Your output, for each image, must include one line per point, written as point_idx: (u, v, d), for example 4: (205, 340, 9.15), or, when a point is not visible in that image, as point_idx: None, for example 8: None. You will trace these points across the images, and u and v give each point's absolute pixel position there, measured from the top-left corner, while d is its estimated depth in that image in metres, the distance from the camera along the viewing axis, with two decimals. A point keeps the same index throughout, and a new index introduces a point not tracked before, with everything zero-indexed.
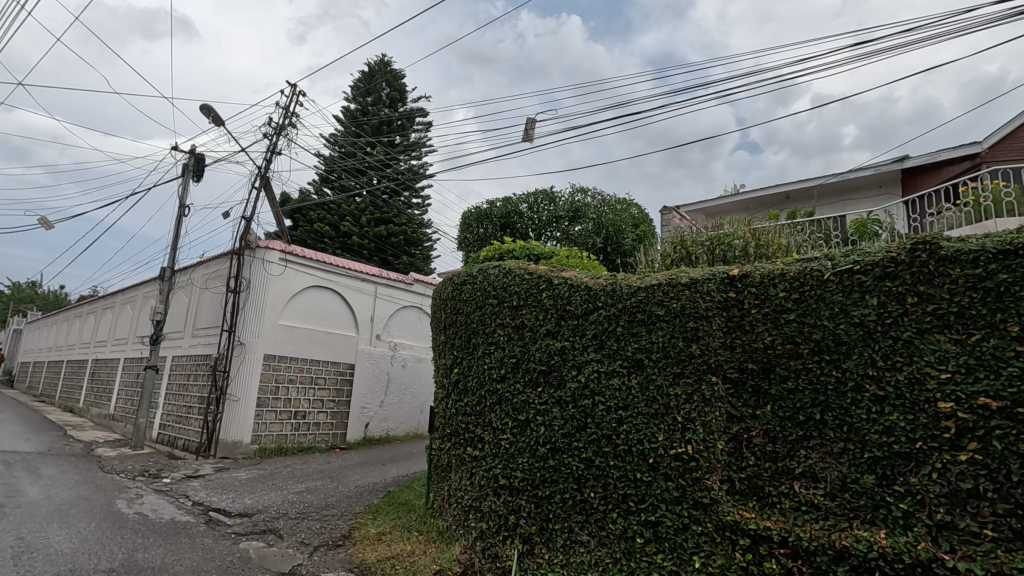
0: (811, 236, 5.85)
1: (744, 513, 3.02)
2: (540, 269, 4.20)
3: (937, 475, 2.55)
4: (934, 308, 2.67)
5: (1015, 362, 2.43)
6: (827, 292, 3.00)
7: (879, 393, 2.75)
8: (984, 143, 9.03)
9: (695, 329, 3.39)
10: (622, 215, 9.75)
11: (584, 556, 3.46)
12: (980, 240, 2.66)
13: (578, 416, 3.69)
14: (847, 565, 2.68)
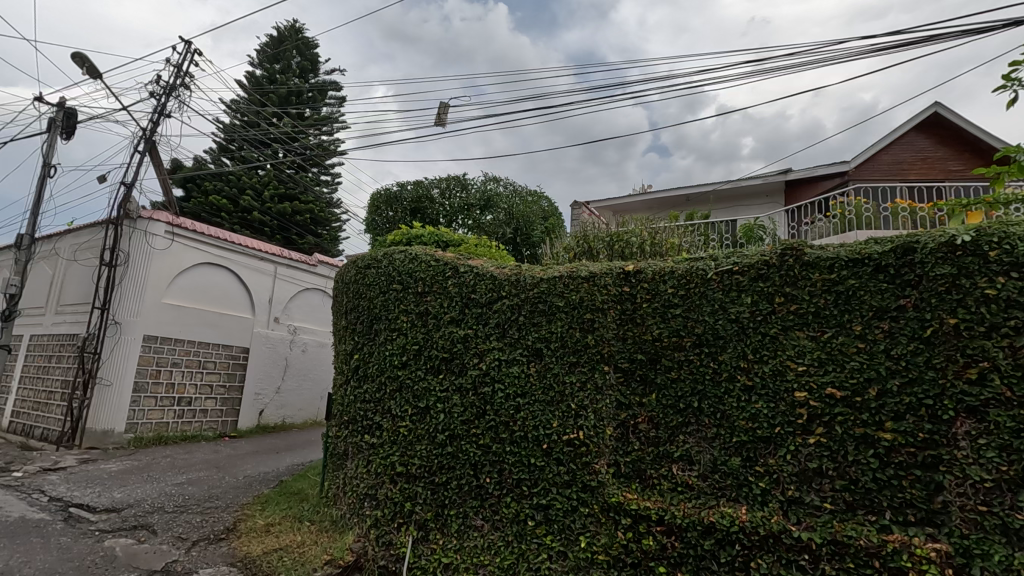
0: (703, 239, 6.29)
1: (627, 494, 3.22)
2: (447, 257, 4.17)
3: (790, 456, 2.86)
4: (796, 308, 2.98)
5: (856, 356, 2.76)
6: (709, 290, 3.26)
7: (748, 383, 3.03)
8: (852, 162, 10.11)
9: (592, 320, 3.55)
10: (532, 208, 10.07)
11: (478, 540, 3.53)
12: (836, 248, 2.98)
13: (477, 403, 3.73)
14: (712, 539, 2.93)
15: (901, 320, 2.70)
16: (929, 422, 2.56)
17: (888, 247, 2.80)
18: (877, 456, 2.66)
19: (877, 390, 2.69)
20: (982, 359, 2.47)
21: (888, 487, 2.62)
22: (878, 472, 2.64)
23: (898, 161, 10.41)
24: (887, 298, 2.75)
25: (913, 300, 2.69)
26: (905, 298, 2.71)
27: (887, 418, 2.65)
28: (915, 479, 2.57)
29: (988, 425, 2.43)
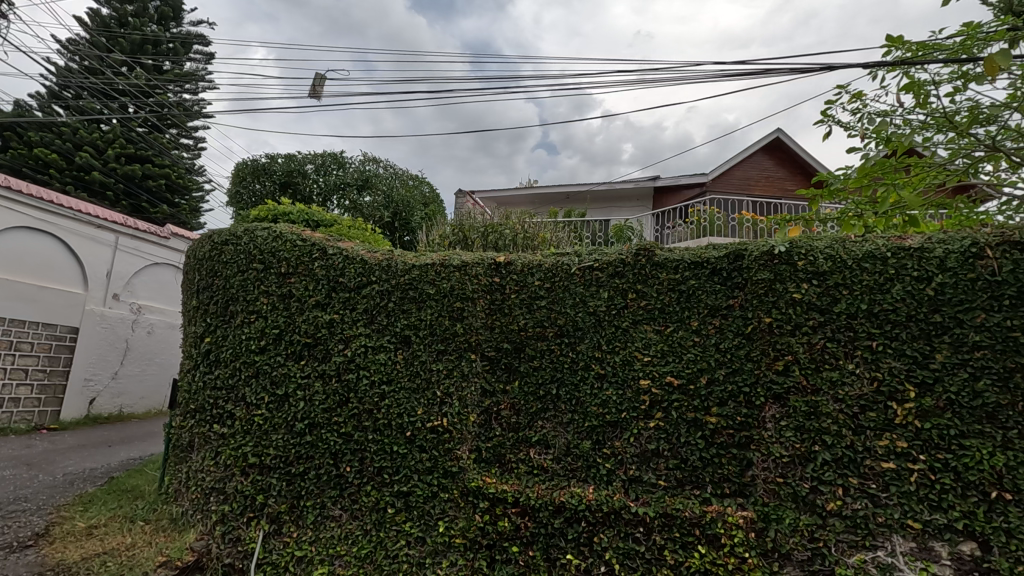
0: (574, 236, 6.61)
1: (486, 479, 3.32)
2: (315, 237, 3.95)
3: (633, 438, 3.13)
4: (646, 303, 3.26)
5: (692, 349, 3.09)
6: (572, 284, 3.44)
7: (601, 371, 3.26)
8: (710, 174, 11.20)
9: (461, 309, 3.58)
10: (413, 194, 9.94)
11: (334, 530, 3.42)
12: (682, 251, 3.30)
13: (340, 390, 3.60)
14: (562, 518, 3.12)
15: (730, 318, 3.06)
16: (745, 408, 2.94)
17: (724, 253, 3.15)
18: (703, 437, 3.00)
19: (706, 378, 3.03)
20: (787, 353, 2.89)
21: (710, 464, 2.97)
22: (703, 451, 2.99)
23: (747, 178, 11.74)
24: (719, 297, 3.11)
25: (740, 300, 3.06)
26: (733, 298, 3.08)
27: (713, 404, 3.00)
28: (732, 456, 2.93)
29: (788, 409, 2.84)
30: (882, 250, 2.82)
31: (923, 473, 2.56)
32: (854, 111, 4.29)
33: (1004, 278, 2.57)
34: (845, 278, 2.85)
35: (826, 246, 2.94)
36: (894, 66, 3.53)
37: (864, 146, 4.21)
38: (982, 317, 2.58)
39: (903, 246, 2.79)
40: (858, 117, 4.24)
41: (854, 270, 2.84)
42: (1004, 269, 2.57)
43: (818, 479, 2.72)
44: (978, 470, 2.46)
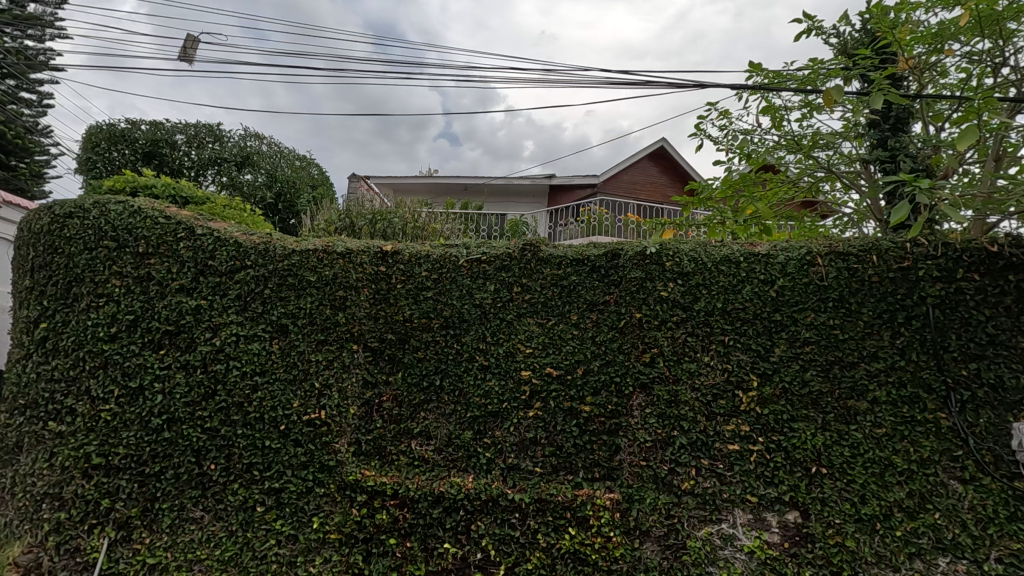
0: (465, 228, 6.65)
1: (365, 472, 3.25)
2: (181, 215, 3.58)
3: (513, 428, 3.23)
4: (529, 297, 3.36)
5: (571, 341, 3.25)
6: (459, 276, 3.47)
7: (484, 362, 3.32)
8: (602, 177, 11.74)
9: (343, 298, 3.47)
10: (300, 173, 9.43)
11: (195, 533, 3.17)
12: (565, 248, 3.44)
13: (207, 382, 3.33)
14: (441, 508, 3.14)
15: (605, 313, 3.25)
16: (616, 397, 3.14)
17: (602, 252, 3.34)
18: (578, 425, 3.17)
19: (582, 369, 3.20)
20: (654, 345, 3.13)
21: (583, 450, 3.14)
22: (577, 438, 3.15)
23: (634, 183, 12.49)
24: (597, 293, 3.29)
25: (615, 296, 3.26)
26: (610, 295, 3.27)
27: (588, 393, 3.17)
28: (602, 442, 3.13)
29: (653, 397, 3.08)
30: (737, 255, 3.14)
31: (760, 453, 2.90)
32: (722, 127, 4.68)
33: (829, 283, 2.98)
34: (706, 279, 3.14)
35: (691, 249, 3.22)
36: (754, 90, 3.92)
37: (728, 160, 4.65)
38: (812, 316, 2.97)
39: (754, 252, 3.13)
40: (724, 133, 4.65)
41: (713, 272, 3.14)
42: (830, 275, 2.98)
43: (676, 461, 2.99)
44: (803, 449, 2.84)
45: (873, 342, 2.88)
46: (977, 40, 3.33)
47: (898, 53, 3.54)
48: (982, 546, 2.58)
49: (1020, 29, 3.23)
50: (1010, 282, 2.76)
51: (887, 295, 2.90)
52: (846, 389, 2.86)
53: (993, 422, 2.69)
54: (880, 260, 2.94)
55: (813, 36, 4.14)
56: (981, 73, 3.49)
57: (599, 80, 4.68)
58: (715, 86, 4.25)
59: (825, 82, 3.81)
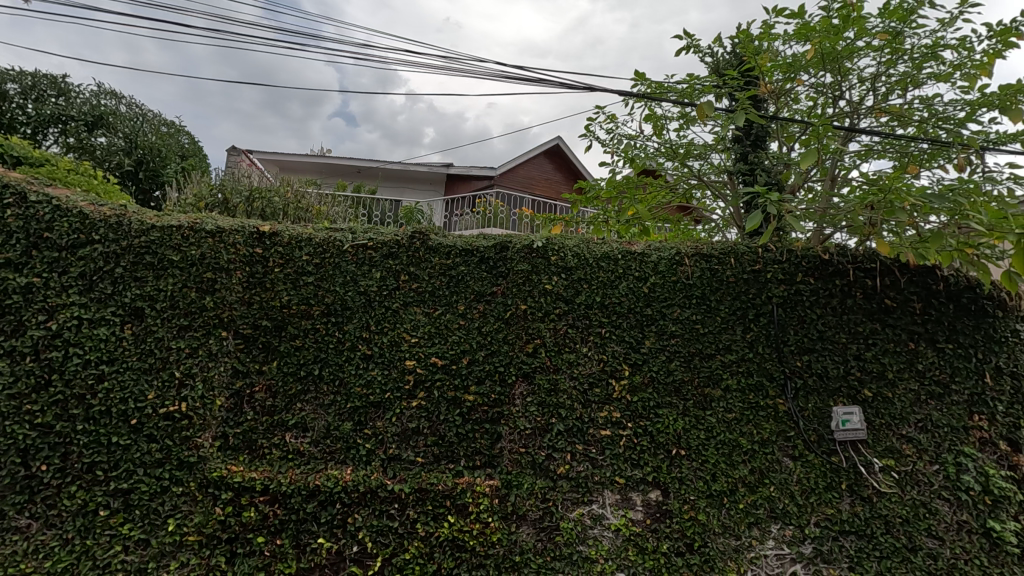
0: (353, 212, 6.40)
1: (231, 468, 3.02)
2: (9, 177, 3.07)
3: (395, 418, 3.18)
4: (417, 286, 3.33)
5: (457, 331, 3.26)
6: (343, 262, 3.35)
7: (367, 351, 3.23)
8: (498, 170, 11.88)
9: (212, 281, 3.20)
10: (167, 141, 8.48)
11: (19, 545, 2.75)
12: (454, 238, 3.45)
13: (38, 372, 2.89)
14: (315, 502, 3.01)
15: (492, 304, 3.30)
16: (499, 386, 3.20)
17: (491, 243, 3.40)
18: (461, 414, 3.19)
19: (467, 359, 3.22)
20: (537, 336, 3.23)
21: (465, 439, 3.17)
22: (459, 427, 3.17)
23: (530, 178, 12.77)
24: (485, 284, 3.33)
25: (502, 288, 3.32)
26: (497, 286, 3.33)
27: (472, 383, 3.21)
28: (484, 431, 3.18)
29: (534, 386, 3.19)
30: (615, 252, 3.34)
31: (629, 437, 3.11)
32: (608, 130, 4.91)
33: (694, 282, 3.27)
34: (587, 274, 3.30)
35: (574, 245, 3.37)
36: (638, 98, 4.17)
37: (612, 163, 4.91)
38: (678, 311, 3.23)
39: (631, 250, 3.35)
40: (610, 137, 4.89)
41: (593, 268, 3.32)
42: (696, 275, 3.28)
43: (553, 447, 3.12)
44: (666, 433, 3.10)
45: (728, 336, 3.20)
46: (822, 73, 3.80)
47: (760, 77, 3.94)
48: (804, 513, 2.99)
49: (855, 68, 3.73)
50: (838, 285, 3.25)
51: (741, 295, 3.25)
52: (704, 377, 3.16)
53: (818, 406, 3.12)
54: (737, 263, 3.29)
55: (692, 53, 4.48)
56: (823, 103, 3.98)
57: (496, 73, 4.71)
58: (604, 90, 4.46)
59: (700, 96, 4.13)
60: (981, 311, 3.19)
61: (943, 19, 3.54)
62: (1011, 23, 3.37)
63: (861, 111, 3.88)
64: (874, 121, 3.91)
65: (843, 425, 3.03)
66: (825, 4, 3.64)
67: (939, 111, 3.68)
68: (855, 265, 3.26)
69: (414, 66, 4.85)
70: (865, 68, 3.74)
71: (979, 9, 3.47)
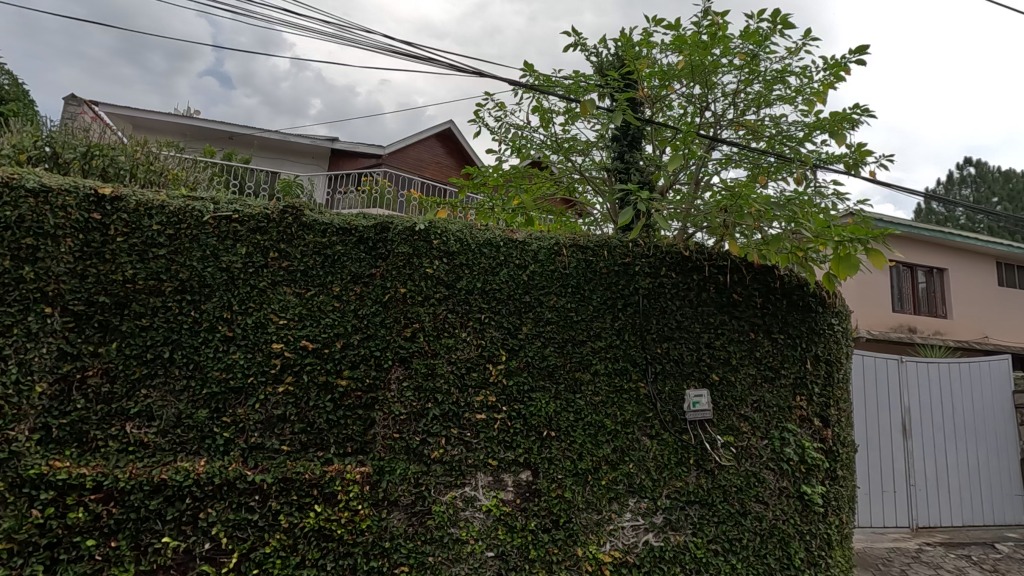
0: (217, 181, 5.82)
1: (54, 463, 2.64)
2: None
3: (258, 405, 2.96)
4: (288, 264, 3.12)
5: (330, 314, 3.11)
6: (202, 234, 3.05)
7: (228, 333, 2.98)
8: (387, 149, 11.49)
9: (33, 248, 2.76)
10: None
11: None
12: (331, 216, 3.28)
13: None
14: (160, 498, 2.73)
15: (369, 286, 3.19)
16: (374, 370, 3.11)
17: (371, 223, 3.27)
18: (332, 400, 3.05)
19: (341, 343, 3.09)
20: (415, 321, 3.18)
21: (336, 425, 3.04)
22: (330, 413, 3.03)
23: (420, 160, 12.51)
24: (363, 265, 3.21)
25: (381, 270, 3.22)
26: (376, 268, 3.22)
27: (345, 367, 3.08)
28: (357, 417, 3.07)
29: (410, 370, 3.14)
30: (497, 239, 3.39)
31: (503, 421, 3.19)
32: (497, 118, 4.93)
33: (571, 271, 3.42)
34: (469, 259, 3.31)
35: (457, 230, 3.36)
36: (526, 89, 4.25)
37: (500, 151, 4.96)
38: (555, 299, 3.36)
39: (512, 238, 3.42)
40: (499, 125, 4.92)
41: (475, 254, 3.33)
42: (572, 265, 3.43)
43: (428, 432, 3.10)
44: (538, 415, 3.21)
45: (599, 324, 3.39)
46: (692, 85, 4.12)
47: (638, 82, 4.21)
48: (657, 487, 3.27)
49: (719, 83, 4.09)
50: (696, 279, 3.58)
51: (612, 285, 3.45)
52: (575, 362, 3.32)
53: (675, 389, 3.42)
54: (609, 256, 3.50)
55: (579, 51, 4.64)
56: (692, 112, 4.32)
57: (384, 46, 4.55)
58: (493, 78, 4.48)
59: (584, 93, 4.30)
60: (807, 306, 3.68)
61: (790, 48, 4.00)
62: (842, 58, 3.90)
63: (723, 122, 4.27)
64: (733, 133, 4.33)
65: (694, 407, 3.36)
66: (696, 21, 3.96)
67: (784, 130, 4.16)
68: (711, 262, 3.61)
69: (295, 29, 4.51)
70: (728, 84, 4.12)
71: (818, 43, 3.98)
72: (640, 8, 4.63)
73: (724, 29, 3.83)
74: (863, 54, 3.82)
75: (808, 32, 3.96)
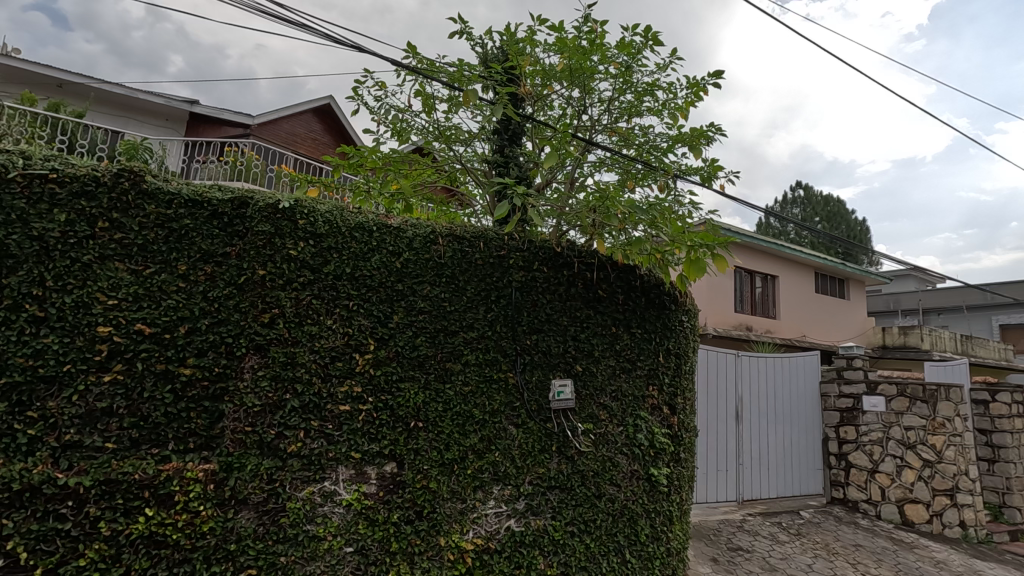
0: (29, 134, 4.90)
1: None
2: None
3: (76, 397, 2.55)
4: (121, 236, 2.72)
5: (173, 295, 2.77)
6: (6, 195, 2.56)
7: (38, 314, 2.52)
8: (256, 119, 10.53)
9: None
10: None
11: None
12: (178, 185, 2.93)
13: None
14: None
15: (223, 266, 2.90)
16: (225, 358, 2.83)
17: (228, 197, 2.98)
18: (172, 391, 2.73)
19: (186, 328, 2.78)
20: (274, 306, 2.95)
21: (176, 419, 2.72)
22: (169, 406, 2.71)
23: (293, 134, 11.63)
24: (215, 243, 2.90)
25: (237, 249, 2.94)
26: (231, 247, 2.93)
27: (190, 354, 2.77)
28: (202, 410, 2.77)
29: (267, 359, 2.91)
30: (370, 223, 3.25)
31: (368, 412, 3.08)
32: (377, 97, 4.73)
33: (446, 261, 3.39)
34: (338, 243, 3.14)
35: (327, 210, 3.17)
36: (409, 71, 4.14)
37: (378, 132, 4.78)
38: (428, 288, 3.31)
39: (386, 224, 3.30)
40: (379, 104, 4.73)
41: (345, 237, 3.17)
42: (447, 254, 3.40)
43: (284, 425, 2.89)
44: (406, 406, 3.15)
45: (471, 315, 3.40)
46: (571, 88, 4.27)
47: (521, 78, 4.28)
48: (521, 474, 3.38)
49: (595, 89, 4.30)
50: (566, 275, 3.73)
51: (486, 277, 3.48)
52: (446, 353, 3.30)
53: (541, 379, 3.54)
54: (485, 248, 3.53)
55: (464, 39, 4.60)
56: (571, 113, 4.48)
57: (251, 4, 4.15)
58: (372, 54, 4.28)
59: (467, 83, 4.27)
60: (663, 304, 4.02)
61: (660, 64, 4.30)
62: (701, 79, 4.28)
63: (599, 127, 4.48)
64: (607, 138, 4.56)
65: (558, 396, 3.53)
66: (577, 25, 4.11)
67: (651, 139, 4.46)
68: (580, 259, 3.79)
69: None
70: (603, 91, 4.34)
71: (682, 62, 4.32)
72: (527, 6, 4.70)
73: (602, 37, 4.03)
74: (718, 78, 4.23)
75: (675, 51, 4.29)
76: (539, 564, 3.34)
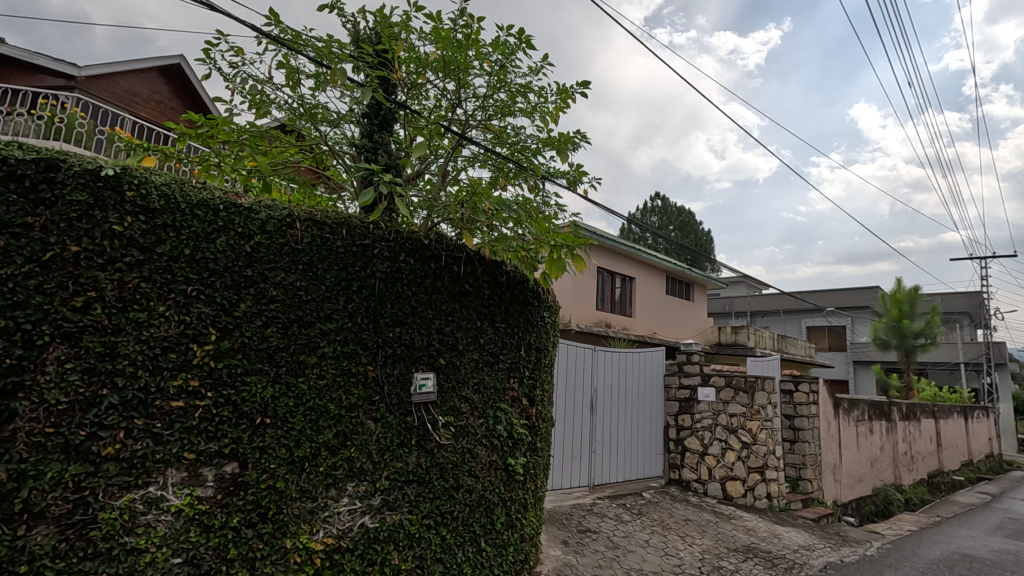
0: None
1: None
2: None
3: None
4: None
5: None
6: None
7: None
8: (82, 70, 9.04)
9: None
10: None
11: None
12: None
13: None
14: None
15: (22, 239, 2.44)
16: (19, 348, 2.39)
17: (30, 157, 2.53)
18: None
19: None
20: (90, 288, 2.56)
21: None
22: None
23: (132, 92, 10.17)
24: (11, 212, 2.44)
25: (42, 220, 2.50)
26: (34, 217, 2.49)
27: None
28: None
29: (79, 350, 2.50)
30: (216, 201, 2.95)
31: (206, 408, 2.79)
32: (232, 63, 4.30)
33: (304, 247, 3.19)
34: (175, 221, 2.81)
35: (163, 182, 2.82)
36: (271, 39, 3.82)
37: (232, 101, 4.35)
38: (282, 276, 3.09)
39: (235, 203, 3.02)
40: (233, 72, 4.32)
41: (185, 214, 2.84)
42: (305, 240, 3.20)
43: (98, 425, 2.52)
44: (252, 402, 2.91)
45: (330, 305, 3.23)
46: (445, 79, 4.25)
47: (393, 63, 4.17)
48: (377, 469, 3.31)
49: (469, 84, 4.30)
50: (432, 267, 3.70)
51: (347, 266, 3.34)
52: (300, 344, 3.10)
53: (403, 372, 3.49)
54: (348, 236, 3.38)
55: (334, 14, 4.36)
56: (445, 105, 4.45)
57: None
58: (228, 16, 3.90)
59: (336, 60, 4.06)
60: (526, 300, 4.18)
61: (532, 67, 4.43)
62: (570, 87, 4.50)
63: (473, 122, 4.49)
64: (480, 134, 4.60)
65: (419, 389, 3.50)
66: (453, 18, 4.11)
67: (522, 139, 4.58)
68: (447, 252, 3.78)
69: None
70: (478, 87, 4.36)
71: (553, 69, 4.50)
72: None
73: (477, 33, 4.06)
74: (585, 88, 4.48)
75: (546, 57, 4.45)
76: (393, 559, 3.29)
